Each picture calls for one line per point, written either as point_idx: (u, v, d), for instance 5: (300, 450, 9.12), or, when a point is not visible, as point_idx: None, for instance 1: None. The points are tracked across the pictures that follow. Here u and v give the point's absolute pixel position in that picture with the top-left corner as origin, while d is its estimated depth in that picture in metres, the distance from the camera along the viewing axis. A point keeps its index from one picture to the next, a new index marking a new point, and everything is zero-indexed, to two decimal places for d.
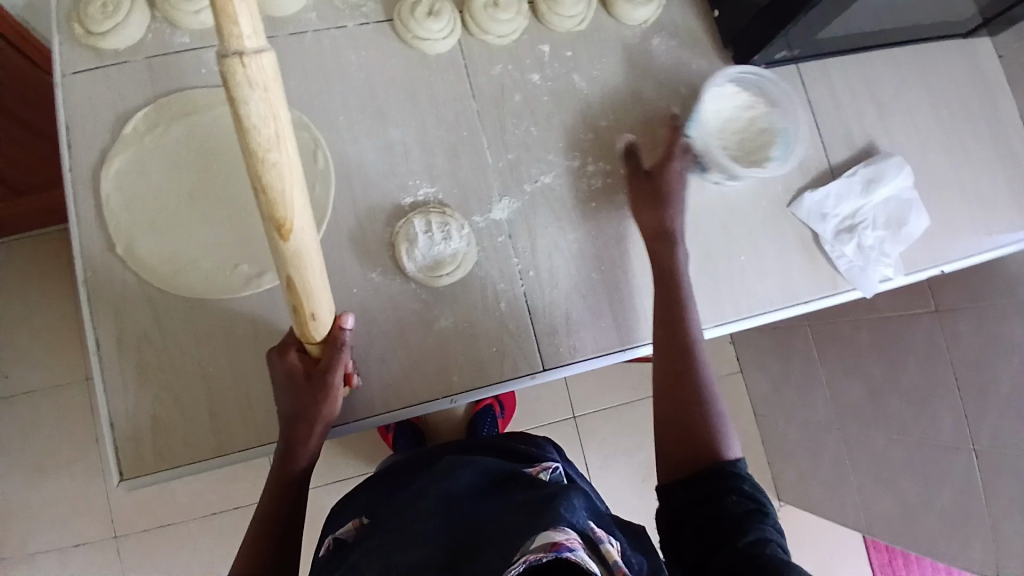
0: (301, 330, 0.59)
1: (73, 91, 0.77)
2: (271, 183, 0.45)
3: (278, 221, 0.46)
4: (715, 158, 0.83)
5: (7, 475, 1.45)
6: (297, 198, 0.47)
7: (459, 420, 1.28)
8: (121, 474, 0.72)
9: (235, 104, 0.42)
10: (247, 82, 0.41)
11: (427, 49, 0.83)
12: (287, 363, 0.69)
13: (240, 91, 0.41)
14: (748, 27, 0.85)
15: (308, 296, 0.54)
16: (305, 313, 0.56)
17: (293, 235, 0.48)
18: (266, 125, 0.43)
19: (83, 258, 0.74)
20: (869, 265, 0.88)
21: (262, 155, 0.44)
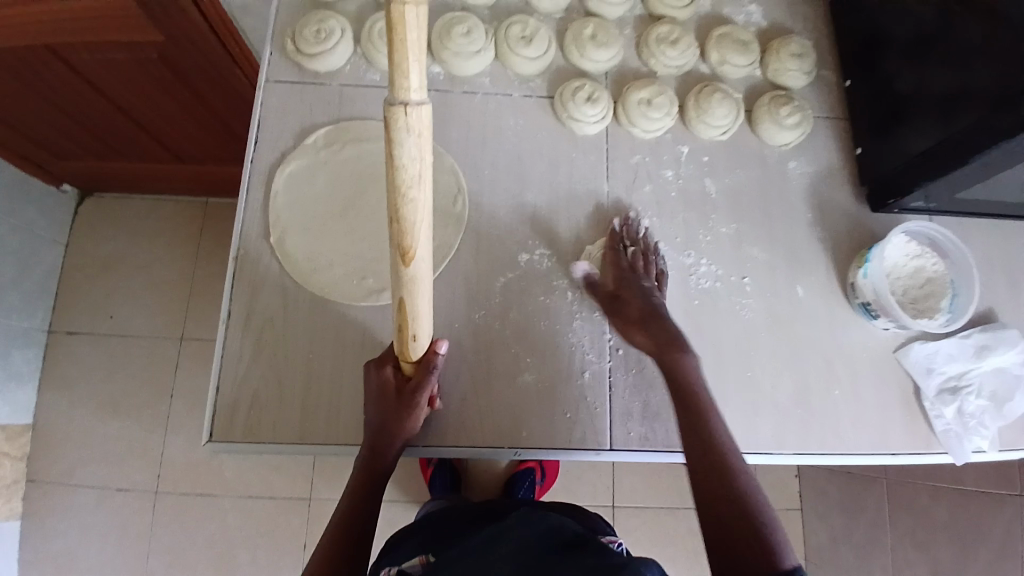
0: (400, 351, 0.64)
1: (273, 97, 0.89)
2: (403, 217, 0.46)
3: (403, 249, 0.48)
4: (892, 311, 0.83)
5: (88, 404, 1.58)
6: (418, 228, 0.47)
7: (502, 475, 1.29)
8: (211, 435, 0.78)
9: (389, 143, 0.43)
10: (403, 126, 0.42)
11: (578, 129, 0.91)
12: (382, 378, 0.74)
13: (395, 130, 0.42)
14: (890, 172, 0.87)
15: (413, 318, 0.57)
16: (408, 334, 0.60)
17: (413, 263, 0.50)
18: (414, 165, 0.44)
19: (241, 238, 0.84)
20: (966, 433, 0.84)
21: (403, 193, 0.45)
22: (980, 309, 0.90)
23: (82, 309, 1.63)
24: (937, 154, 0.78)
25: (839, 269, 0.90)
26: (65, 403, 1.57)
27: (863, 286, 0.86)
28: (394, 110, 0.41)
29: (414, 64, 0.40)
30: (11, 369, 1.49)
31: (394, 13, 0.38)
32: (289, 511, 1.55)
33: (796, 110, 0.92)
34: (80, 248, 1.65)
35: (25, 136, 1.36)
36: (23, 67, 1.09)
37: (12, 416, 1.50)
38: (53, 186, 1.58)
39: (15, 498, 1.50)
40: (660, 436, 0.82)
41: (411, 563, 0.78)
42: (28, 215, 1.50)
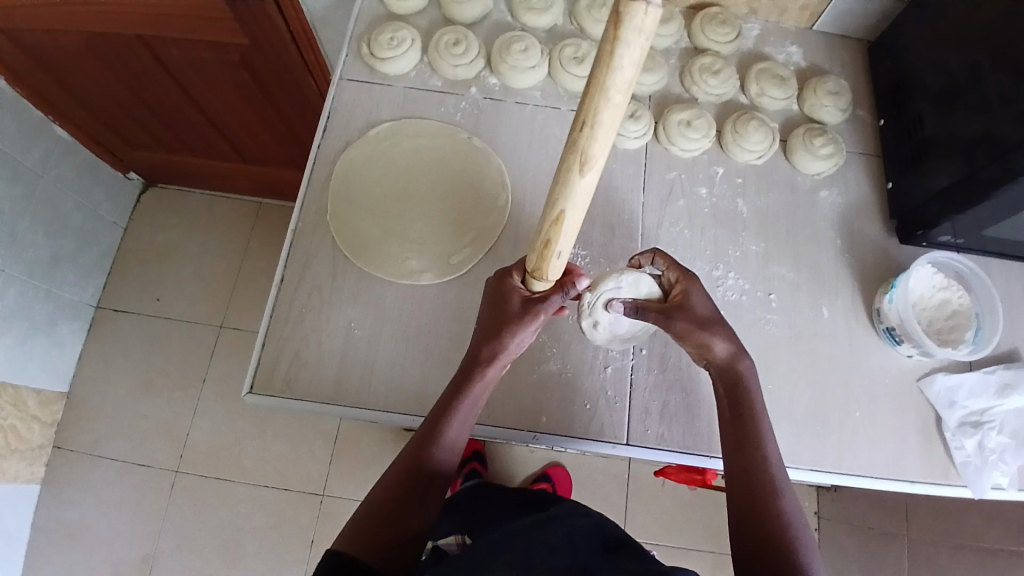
0: (536, 266, 0.65)
1: (344, 92, 0.99)
2: (566, 194, 0.51)
3: (581, 156, 0.47)
4: (916, 335, 0.85)
5: (124, 379, 1.66)
6: (573, 205, 0.52)
7: None
8: (253, 387, 0.83)
9: (609, 41, 0.40)
10: (600, 116, 0.44)
11: (620, 143, 0.97)
12: (510, 288, 0.75)
13: (595, 114, 0.44)
14: (920, 205, 0.90)
15: (563, 233, 0.56)
16: (550, 250, 0.60)
17: (588, 174, 0.49)
18: (627, 71, 0.41)
19: (301, 213, 0.92)
20: (986, 468, 0.84)
21: (608, 94, 0.43)
22: (1006, 347, 0.91)
23: (133, 289, 1.73)
24: (966, 188, 0.81)
25: (865, 296, 0.93)
26: (104, 376, 1.66)
27: (889, 312, 0.88)
28: (595, 98, 0.43)
29: (630, 63, 0.41)
30: (56, 337, 1.58)
31: (626, 8, 0.38)
32: (300, 505, 1.58)
33: (831, 142, 0.97)
34: (137, 232, 1.77)
35: (105, 121, 1.49)
36: (119, 60, 1.23)
37: (51, 382, 1.58)
38: (122, 174, 1.71)
39: (39, 463, 1.56)
40: (675, 436, 0.84)
41: (448, 539, 1.05)
42: (95, 196, 1.62)
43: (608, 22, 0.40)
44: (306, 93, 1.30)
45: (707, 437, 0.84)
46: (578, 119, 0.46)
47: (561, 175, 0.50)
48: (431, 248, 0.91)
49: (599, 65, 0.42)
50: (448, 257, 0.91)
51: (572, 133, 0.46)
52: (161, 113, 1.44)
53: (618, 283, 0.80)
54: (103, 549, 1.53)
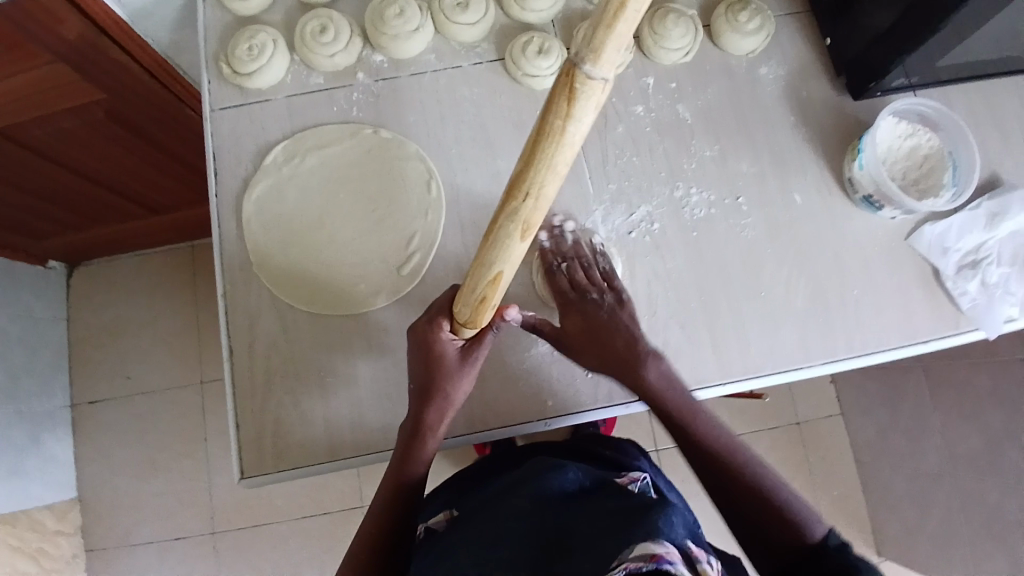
0: (470, 317, 0.63)
1: (221, 124, 0.86)
2: (502, 257, 0.50)
3: (525, 223, 0.46)
4: (895, 197, 0.80)
5: (126, 467, 1.59)
6: (511, 263, 0.51)
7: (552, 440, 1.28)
8: (244, 472, 0.77)
9: (557, 118, 0.39)
10: (542, 186, 0.43)
11: (536, 84, 0.88)
12: (443, 338, 0.70)
13: (540, 184, 0.43)
14: (867, 54, 0.83)
15: (501, 288, 0.57)
16: (488, 304, 0.60)
17: (529, 237, 0.48)
18: (573, 144, 0.41)
19: (224, 273, 0.82)
20: (993, 304, 0.83)
21: (554, 164, 0.42)
22: (983, 175, 0.87)
23: (101, 376, 1.63)
24: (908, 27, 0.75)
25: (833, 166, 0.87)
26: (108, 469, 1.59)
27: (861, 179, 0.83)
28: (540, 172, 0.42)
29: (580, 136, 0.40)
30: (45, 452, 1.49)
31: (579, 87, 0.37)
32: (344, 523, 1.57)
33: (756, 13, 0.87)
34: (81, 319, 1.64)
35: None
36: None
37: (58, 494, 1.51)
38: (39, 266, 1.55)
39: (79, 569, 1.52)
40: (687, 374, 0.80)
41: (436, 518, 0.76)
42: (27, 300, 1.50)
43: (559, 96, 0.38)
44: (185, 125, 1.17)
45: (718, 365, 0.81)
46: (517, 188, 0.44)
47: (500, 241, 0.48)
48: (376, 267, 0.83)
49: (541, 134, 0.40)
50: (399, 269, 0.83)
51: (514, 202, 0.44)
52: (58, 199, 1.29)
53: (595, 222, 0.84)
54: None
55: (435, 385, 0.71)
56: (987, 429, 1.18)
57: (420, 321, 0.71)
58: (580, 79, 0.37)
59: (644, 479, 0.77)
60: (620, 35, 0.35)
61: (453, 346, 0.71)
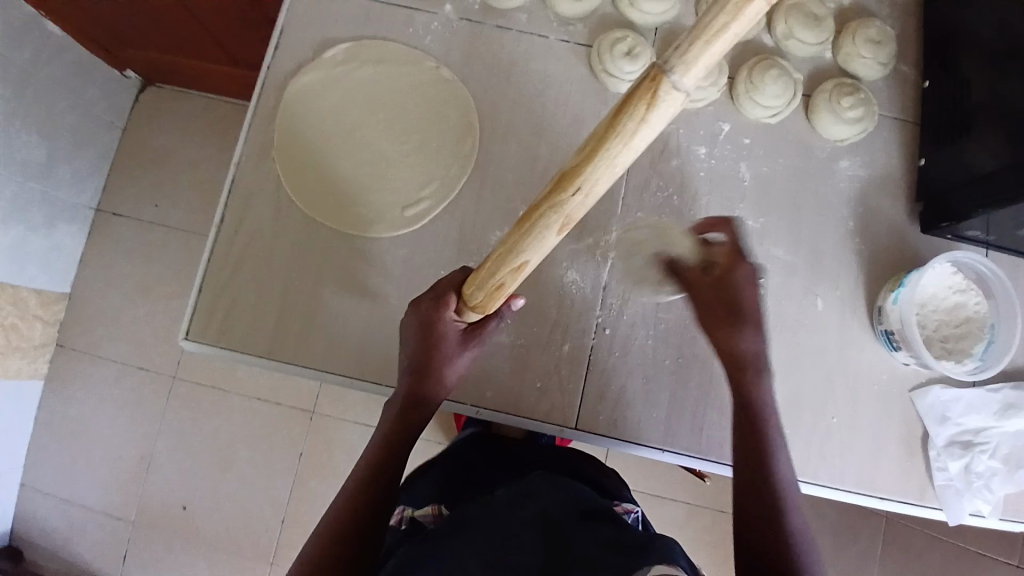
0: (478, 303, 0.57)
1: (300, 3, 0.86)
2: (527, 248, 0.44)
3: (565, 216, 0.41)
4: (915, 344, 0.74)
5: (122, 285, 1.58)
6: (542, 255, 0.45)
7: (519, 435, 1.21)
8: (187, 333, 0.78)
9: (621, 117, 0.34)
10: (594, 183, 0.38)
11: (611, 85, 0.83)
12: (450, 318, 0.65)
13: (590, 181, 0.37)
14: (955, 188, 0.76)
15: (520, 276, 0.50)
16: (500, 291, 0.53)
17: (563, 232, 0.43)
18: (637, 147, 0.36)
19: (244, 145, 0.82)
20: (966, 493, 0.77)
21: (611, 161, 0.36)
22: (1021, 362, 0.81)
23: (130, 193, 1.62)
24: (1005, 175, 0.68)
25: (869, 288, 0.81)
26: (103, 278, 1.59)
27: (890, 312, 0.77)
28: (597, 168, 0.37)
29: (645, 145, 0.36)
30: (54, 240, 1.50)
31: (661, 96, 0.33)
32: (290, 423, 1.52)
33: (861, 102, 0.81)
34: (137, 136, 1.63)
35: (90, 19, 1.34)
36: None
37: (52, 284, 1.52)
38: (116, 72, 1.55)
39: (44, 359, 1.54)
40: (629, 425, 0.77)
41: (424, 510, 0.81)
42: (92, 96, 1.49)
43: (628, 101, 0.34)
44: None
45: (663, 430, 0.77)
46: (566, 178, 0.38)
47: (532, 231, 0.42)
48: (382, 197, 0.81)
49: (608, 124, 0.35)
50: (403, 208, 0.81)
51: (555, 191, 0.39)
52: (148, 13, 1.29)
53: None
54: (100, 447, 1.52)
55: (430, 362, 0.67)
56: None
57: (428, 295, 0.66)
58: (665, 86, 0.33)
59: (636, 513, 0.87)
60: (717, 46, 0.32)
61: (455, 328, 0.66)
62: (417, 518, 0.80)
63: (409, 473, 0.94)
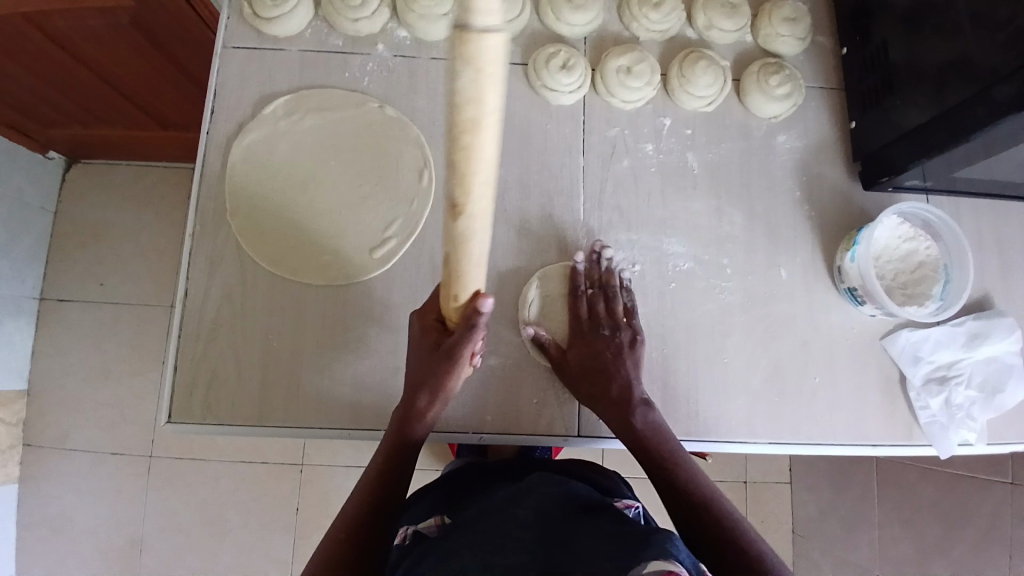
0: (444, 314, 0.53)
1: (230, 64, 0.85)
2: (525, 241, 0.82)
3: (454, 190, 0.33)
4: (877, 296, 0.79)
5: (80, 365, 1.47)
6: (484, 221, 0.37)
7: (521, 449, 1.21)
8: (171, 415, 0.76)
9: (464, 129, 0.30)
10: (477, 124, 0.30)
11: (553, 99, 0.86)
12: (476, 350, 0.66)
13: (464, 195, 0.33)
14: (892, 148, 0.80)
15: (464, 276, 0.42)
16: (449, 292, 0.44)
17: (466, 216, 0.35)
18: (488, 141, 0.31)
19: (197, 214, 0.81)
20: (951, 425, 0.82)
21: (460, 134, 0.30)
22: (974, 294, 0.87)
23: (75, 271, 1.50)
24: (930, 131, 0.73)
25: (826, 251, 0.86)
26: (60, 366, 1.46)
27: (850, 270, 0.81)
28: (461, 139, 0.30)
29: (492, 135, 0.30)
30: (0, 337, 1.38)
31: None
32: (279, 478, 1.45)
33: (788, 79, 0.86)
34: (69, 214, 1.52)
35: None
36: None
37: (5, 382, 1.39)
38: (38, 154, 1.44)
39: (12, 463, 1.40)
40: None
41: (426, 523, 0.80)
42: (15, 182, 1.38)
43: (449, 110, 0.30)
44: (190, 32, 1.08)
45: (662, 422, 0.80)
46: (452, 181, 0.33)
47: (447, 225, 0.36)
48: (347, 244, 0.81)
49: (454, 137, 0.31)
50: (370, 249, 0.81)
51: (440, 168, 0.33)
52: (65, 87, 1.21)
53: (630, 255, 0.83)
54: (87, 543, 1.41)
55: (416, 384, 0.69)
56: (920, 538, 1.21)
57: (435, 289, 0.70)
58: None
59: (638, 506, 0.83)
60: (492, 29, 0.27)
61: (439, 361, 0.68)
62: (421, 531, 0.78)
63: (414, 497, 0.94)
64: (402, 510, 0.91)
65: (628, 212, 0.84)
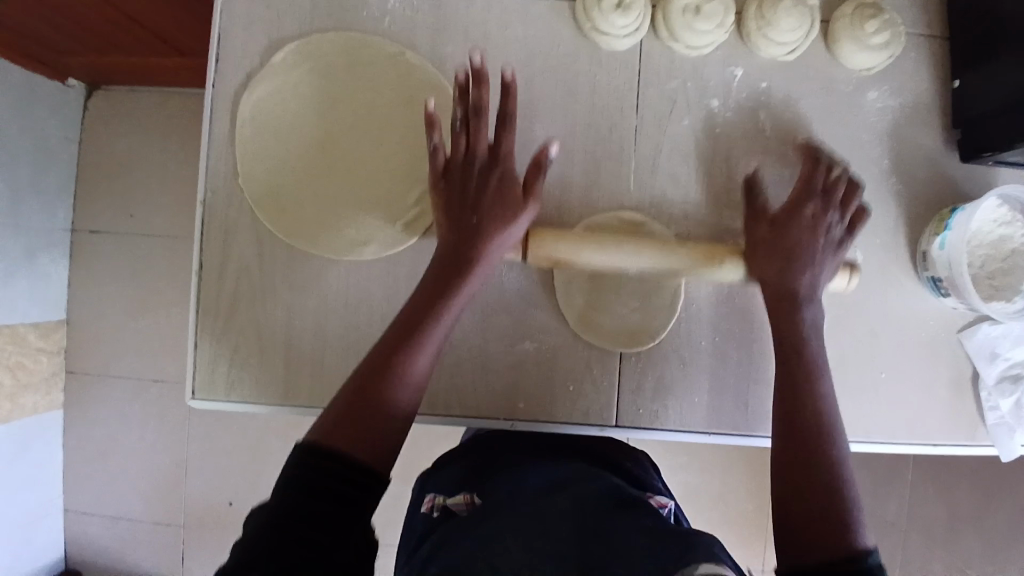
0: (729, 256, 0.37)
1: (234, 0, 0.74)
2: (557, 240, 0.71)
3: None
4: (964, 291, 0.70)
5: (118, 294, 1.37)
6: None
7: None
8: (196, 392, 0.74)
9: None
10: None
11: (604, 44, 0.73)
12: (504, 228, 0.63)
13: None
14: (1003, 116, 0.68)
15: None
16: None
17: None
18: None
19: (208, 179, 0.74)
20: (1019, 428, 0.74)
21: None
22: None
23: (105, 198, 1.37)
24: None
25: (910, 231, 0.75)
26: (97, 293, 1.37)
27: (936, 258, 0.71)
28: None
29: None
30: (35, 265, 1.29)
31: None
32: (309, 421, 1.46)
33: (886, 26, 0.71)
34: (94, 142, 1.37)
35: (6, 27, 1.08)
36: None
37: (40, 309, 1.31)
38: (59, 83, 1.30)
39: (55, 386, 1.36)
40: (672, 415, 0.74)
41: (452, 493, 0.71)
42: (38, 112, 1.26)
43: None
44: None
45: (706, 415, 0.74)
46: None
47: None
48: (371, 214, 0.74)
49: None
50: (395, 220, 0.74)
51: None
52: (78, 15, 1.05)
53: (683, 232, 0.74)
54: (137, 470, 1.38)
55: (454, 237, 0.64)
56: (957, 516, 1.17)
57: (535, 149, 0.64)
58: None
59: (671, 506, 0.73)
60: None
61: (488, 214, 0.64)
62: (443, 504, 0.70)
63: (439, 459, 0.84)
64: (425, 474, 0.82)
65: (683, 182, 0.74)
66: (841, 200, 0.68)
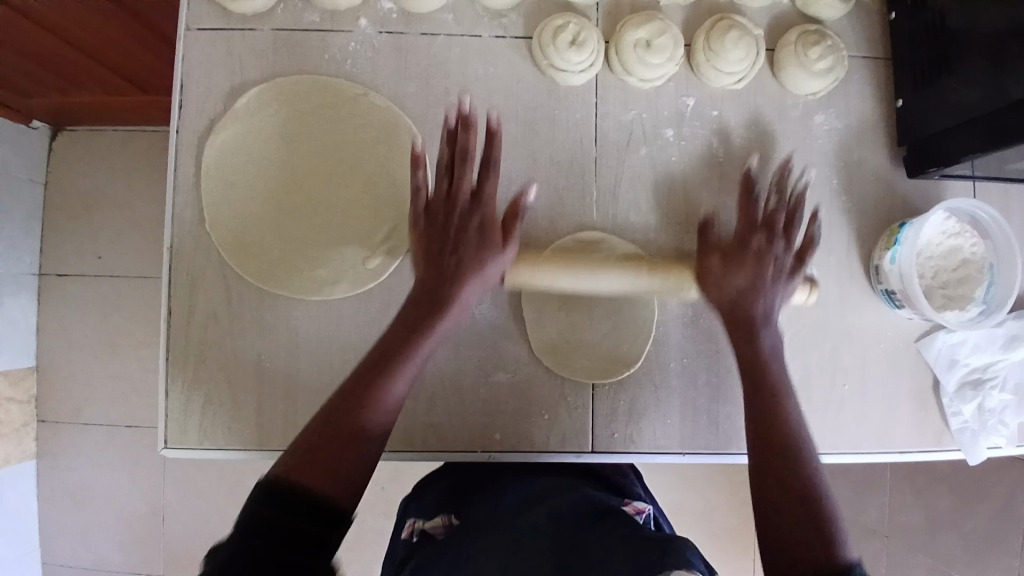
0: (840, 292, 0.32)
1: (195, 49, 0.75)
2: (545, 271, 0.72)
3: None
4: (918, 304, 0.72)
5: (86, 341, 1.33)
6: None
7: None
8: (168, 442, 0.73)
9: None
10: None
11: (561, 79, 0.76)
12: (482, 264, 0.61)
13: None
14: (941, 135, 0.71)
15: None
16: None
17: None
18: None
19: (174, 226, 0.74)
20: (983, 432, 0.77)
21: None
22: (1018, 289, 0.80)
23: (71, 241, 1.34)
24: (996, 120, 0.64)
25: (862, 246, 0.78)
26: (66, 338, 1.34)
27: (889, 272, 0.74)
28: None
29: None
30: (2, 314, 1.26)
31: None
32: None
33: (830, 50, 0.75)
34: (61, 184, 1.34)
35: None
36: None
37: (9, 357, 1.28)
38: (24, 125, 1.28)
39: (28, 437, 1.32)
40: (647, 438, 0.75)
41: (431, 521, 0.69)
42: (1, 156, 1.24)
43: None
44: None
45: (680, 436, 0.76)
46: None
47: None
48: (339, 254, 0.74)
49: None
50: (364, 259, 0.74)
51: None
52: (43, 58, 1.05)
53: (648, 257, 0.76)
54: (113, 518, 1.34)
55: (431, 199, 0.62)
56: None
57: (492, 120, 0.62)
58: None
59: (649, 512, 0.71)
60: None
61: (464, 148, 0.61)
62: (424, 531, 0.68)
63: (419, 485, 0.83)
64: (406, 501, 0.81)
65: (645, 209, 0.76)
66: (785, 229, 0.67)
